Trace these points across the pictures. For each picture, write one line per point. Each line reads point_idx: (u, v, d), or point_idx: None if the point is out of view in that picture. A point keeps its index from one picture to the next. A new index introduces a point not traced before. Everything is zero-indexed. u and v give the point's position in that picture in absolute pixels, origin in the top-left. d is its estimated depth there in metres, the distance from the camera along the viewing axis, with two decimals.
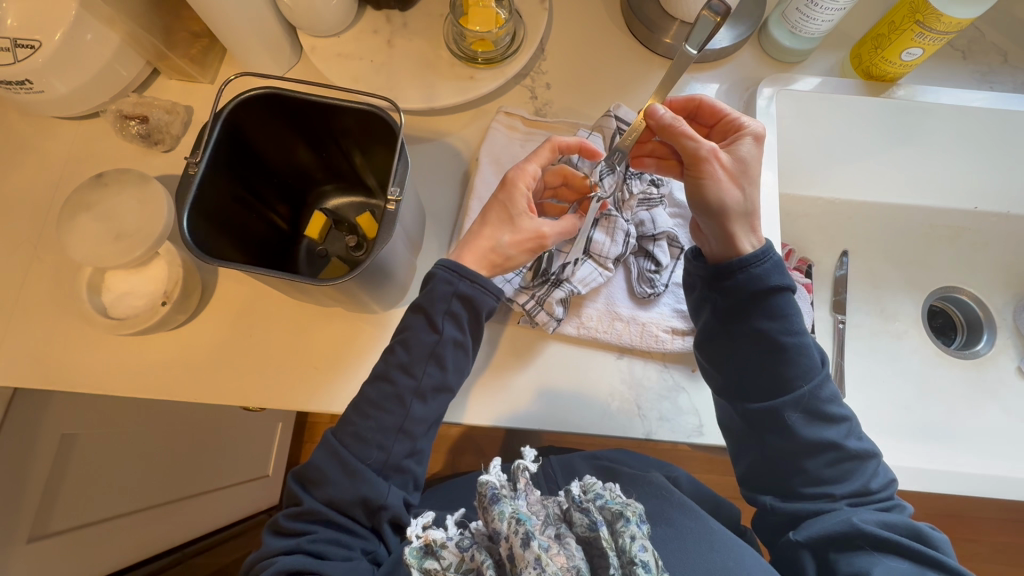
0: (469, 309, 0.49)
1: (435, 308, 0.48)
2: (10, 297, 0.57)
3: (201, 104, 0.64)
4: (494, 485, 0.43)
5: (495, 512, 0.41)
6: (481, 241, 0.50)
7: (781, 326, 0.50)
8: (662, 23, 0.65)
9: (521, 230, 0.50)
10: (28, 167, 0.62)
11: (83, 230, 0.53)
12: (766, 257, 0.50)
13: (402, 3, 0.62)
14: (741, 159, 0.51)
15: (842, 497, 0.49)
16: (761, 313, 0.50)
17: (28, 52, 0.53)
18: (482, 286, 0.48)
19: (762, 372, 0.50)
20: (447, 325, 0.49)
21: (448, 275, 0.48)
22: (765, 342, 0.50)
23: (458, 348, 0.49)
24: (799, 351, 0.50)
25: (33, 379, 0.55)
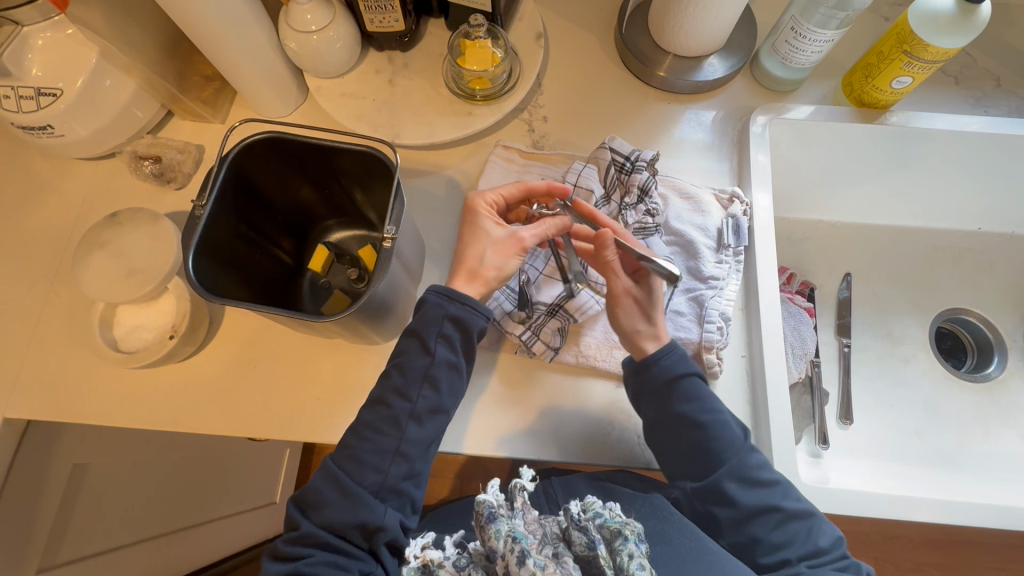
0: (461, 330, 0.50)
1: (427, 331, 0.49)
2: (28, 330, 0.59)
3: (211, 143, 0.67)
4: (491, 504, 0.43)
5: (492, 530, 0.42)
6: (468, 266, 0.51)
7: (700, 409, 0.51)
8: (655, 57, 0.67)
9: (499, 241, 0.52)
10: (48, 207, 0.65)
11: (96, 266, 0.55)
12: (673, 349, 0.53)
13: (403, 44, 0.65)
14: (651, 294, 0.53)
15: (798, 558, 0.48)
16: (678, 399, 0.52)
17: (52, 100, 0.57)
18: (472, 307, 0.49)
19: (690, 457, 0.51)
20: (438, 346, 0.50)
21: (436, 297, 0.50)
22: (686, 426, 0.51)
23: (452, 369, 0.50)
24: (719, 431, 0.51)
25: (47, 412, 0.57)
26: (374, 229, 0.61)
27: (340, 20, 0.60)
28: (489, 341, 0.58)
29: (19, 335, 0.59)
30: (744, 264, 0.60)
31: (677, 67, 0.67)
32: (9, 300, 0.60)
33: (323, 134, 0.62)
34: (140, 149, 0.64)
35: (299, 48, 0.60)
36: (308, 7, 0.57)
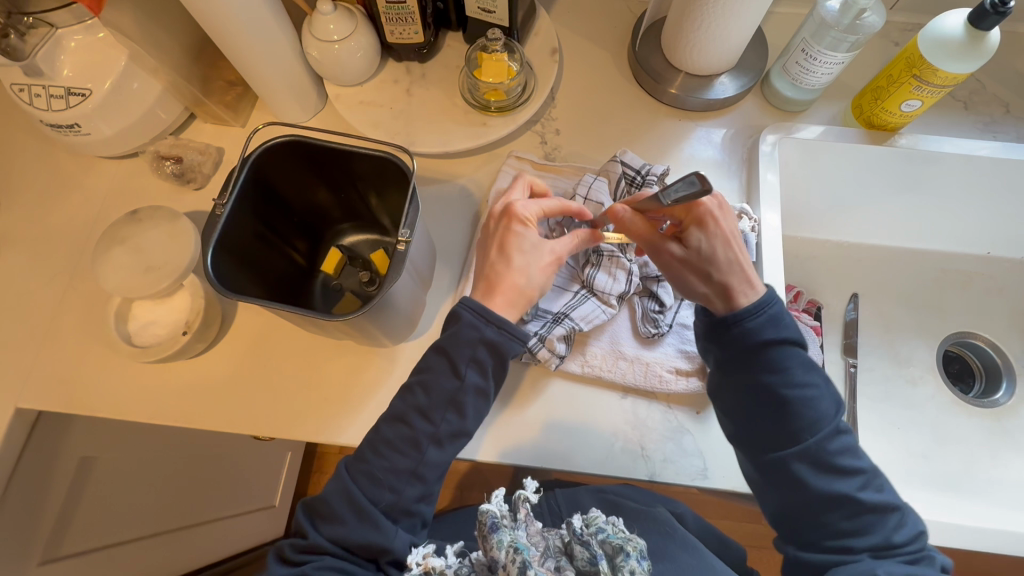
0: (494, 356, 0.49)
1: (459, 354, 0.49)
2: (45, 322, 0.61)
3: (231, 146, 0.68)
4: (494, 514, 0.43)
5: (494, 540, 0.41)
6: (513, 282, 0.50)
7: (787, 377, 0.49)
8: (667, 74, 0.69)
9: (541, 255, 0.52)
10: (70, 203, 0.66)
11: (114, 261, 0.56)
12: (764, 311, 0.50)
13: (421, 55, 0.67)
14: (699, 250, 0.50)
15: (864, 549, 0.46)
16: (763, 365, 0.49)
17: (80, 99, 0.59)
18: (510, 331, 0.48)
19: (766, 426, 0.49)
20: (468, 373, 0.49)
21: (474, 317, 0.49)
22: (768, 394, 0.49)
23: (480, 395, 0.50)
24: (805, 404, 0.48)
25: (59, 403, 0.58)
26: (387, 233, 0.62)
27: (361, 30, 0.61)
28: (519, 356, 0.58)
29: (36, 327, 0.61)
30: None
31: (688, 85, 0.68)
32: (30, 294, 0.62)
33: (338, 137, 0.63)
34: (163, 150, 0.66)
35: (321, 57, 0.62)
36: (331, 17, 0.59)
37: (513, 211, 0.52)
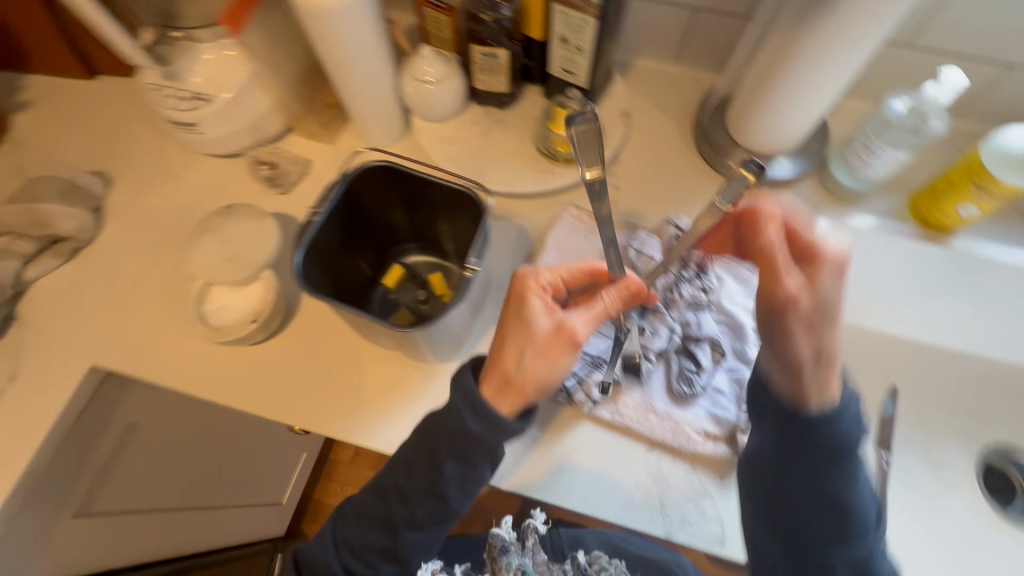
0: (473, 454, 0.49)
1: (441, 446, 0.50)
2: (128, 292, 0.67)
3: (318, 160, 0.75)
4: (502, 539, 0.59)
5: (502, 561, 0.59)
6: (528, 381, 0.48)
7: (835, 451, 0.52)
8: (728, 148, 0.73)
9: (547, 338, 0.48)
10: (170, 190, 0.74)
11: (205, 248, 0.62)
12: (842, 409, 0.51)
13: (501, 102, 0.72)
14: (769, 332, 0.51)
15: None
16: (812, 416, 0.52)
17: (200, 104, 0.67)
18: (496, 425, 0.48)
19: (797, 487, 0.54)
20: (449, 464, 0.50)
21: (465, 400, 0.49)
22: (797, 437, 0.53)
23: (462, 483, 0.51)
24: (843, 482, 0.52)
25: (128, 367, 0.63)
26: (450, 255, 0.67)
27: (454, 76, 0.68)
28: (540, 389, 0.60)
29: (121, 295, 0.67)
30: None
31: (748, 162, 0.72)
32: (121, 265, 0.69)
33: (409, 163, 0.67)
34: (261, 155, 0.74)
35: (415, 93, 0.69)
36: (429, 62, 0.66)
37: (524, 285, 0.51)
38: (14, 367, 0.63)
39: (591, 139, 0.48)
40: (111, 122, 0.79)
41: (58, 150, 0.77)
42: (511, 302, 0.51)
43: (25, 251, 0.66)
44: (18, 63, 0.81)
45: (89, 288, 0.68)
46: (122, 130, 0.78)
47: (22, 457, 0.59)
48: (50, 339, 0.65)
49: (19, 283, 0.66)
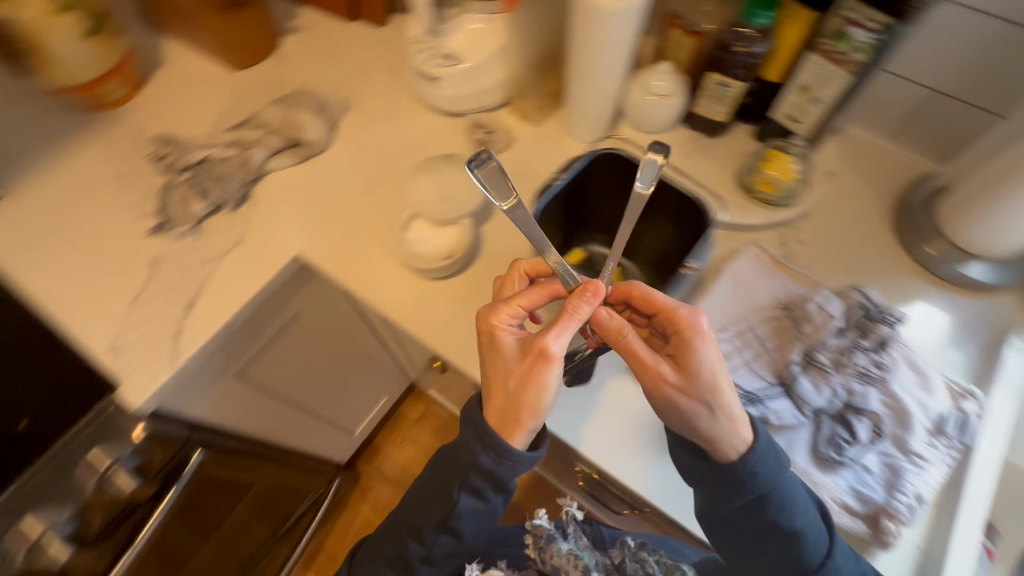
0: (490, 480, 0.55)
1: (453, 480, 0.57)
2: (342, 204, 0.77)
3: (524, 137, 0.82)
4: (546, 528, 0.68)
5: (553, 547, 0.67)
6: (520, 410, 0.52)
7: (708, 482, 0.55)
8: (932, 235, 0.71)
9: (521, 370, 0.52)
10: (393, 128, 0.84)
11: (423, 185, 0.70)
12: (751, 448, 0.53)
13: (713, 130, 0.75)
14: (682, 372, 0.54)
15: None
16: (706, 445, 0.54)
17: (450, 64, 0.76)
18: (506, 461, 0.53)
19: (738, 529, 0.56)
20: (464, 498, 0.57)
21: (475, 435, 0.54)
22: (725, 470, 0.54)
23: (479, 510, 0.58)
24: (776, 515, 0.54)
25: (328, 265, 0.73)
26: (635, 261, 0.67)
27: (680, 94, 0.72)
28: None
29: (336, 204, 0.77)
30: (955, 461, 0.58)
31: (950, 254, 0.70)
32: (340, 180, 0.79)
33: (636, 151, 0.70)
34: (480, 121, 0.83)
35: (638, 102, 0.73)
36: (662, 77, 0.71)
37: (489, 328, 0.55)
38: (241, 236, 0.74)
39: (657, 170, 0.51)
40: (358, 60, 0.91)
41: (313, 71, 0.89)
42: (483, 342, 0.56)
43: (274, 145, 0.78)
44: None
45: (310, 190, 0.78)
46: (365, 69, 0.90)
47: (228, 309, 0.69)
48: (271, 222, 0.75)
49: (262, 169, 0.78)
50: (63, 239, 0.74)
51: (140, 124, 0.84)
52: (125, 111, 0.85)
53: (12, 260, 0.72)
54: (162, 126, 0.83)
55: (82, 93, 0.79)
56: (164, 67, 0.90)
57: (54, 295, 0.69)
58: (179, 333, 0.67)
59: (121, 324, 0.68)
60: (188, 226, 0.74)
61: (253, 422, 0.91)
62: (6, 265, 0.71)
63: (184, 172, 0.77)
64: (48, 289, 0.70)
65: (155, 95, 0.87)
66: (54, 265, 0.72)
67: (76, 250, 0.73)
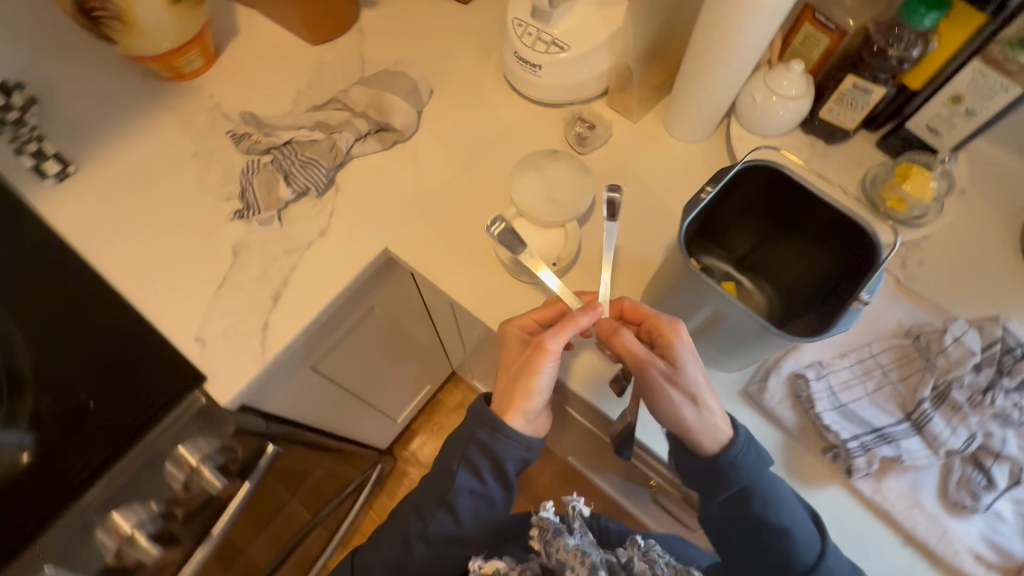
0: (489, 457, 0.60)
1: (457, 453, 0.62)
2: (431, 196, 0.73)
3: (622, 133, 0.77)
4: (552, 521, 0.57)
5: (559, 542, 0.55)
6: (515, 392, 0.57)
7: (698, 475, 0.55)
8: None
9: (519, 371, 0.57)
10: (481, 116, 0.79)
11: (527, 181, 0.66)
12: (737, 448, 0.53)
13: (832, 137, 0.69)
14: (676, 372, 0.52)
15: None
16: (703, 445, 0.53)
17: (557, 51, 0.71)
18: (503, 436, 0.59)
19: (736, 530, 0.56)
20: (463, 474, 0.61)
21: (478, 419, 0.60)
22: (717, 466, 0.53)
23: (476, 489, 0.62)
24: (760, 509, 0.54)
25: (419, 261, 0.69)
26: (773, 287, 0.58)
27: (806, 98, 0.66)
28: (804, 437, 0.59)
29: (424, 195, 0.73)
30: None
31: None
32: (428, 169, 0.75)
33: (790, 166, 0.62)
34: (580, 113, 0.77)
35: (760, 104, 0.67)
36: (790, 76, 0.65)
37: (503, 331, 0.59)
38: (326, 225, 0.71)
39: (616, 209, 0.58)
40: (442, 39, 0.85)
41: (394, 48, 0.84)
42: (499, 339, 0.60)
43: (360, 129, 0.74)
44: None
45: (396, 179, 0.74)
46: (450, 48, 0.84)
47: (316, 303, 0.66)
48: (358, 212, 0.72)
49: (348, 154, 0.73)
50: (142, 219, 0.71)
51: (217, 98, 0.80)
52: (200, 83, 0.81)
53: (92, 239, 0.69)
54: (239, 102, 0.79)
55: (161, 64, 0.76)
56: (239, 37, 0.85)
57: (137, 279, 0.67)
58: (267, 326, 0.65)
59: (206, 312, 0.65)
60: (273, 212, 0.70)
61: (317, 416, 0.89)
62: (86, 244, 0.69)
63: (266, 153, 0.73)
64: (129, 272, 0.67)
65: (230, 68, 0.82)
66: (133, 247, 0.69)
67: (156, 232, 0.70)
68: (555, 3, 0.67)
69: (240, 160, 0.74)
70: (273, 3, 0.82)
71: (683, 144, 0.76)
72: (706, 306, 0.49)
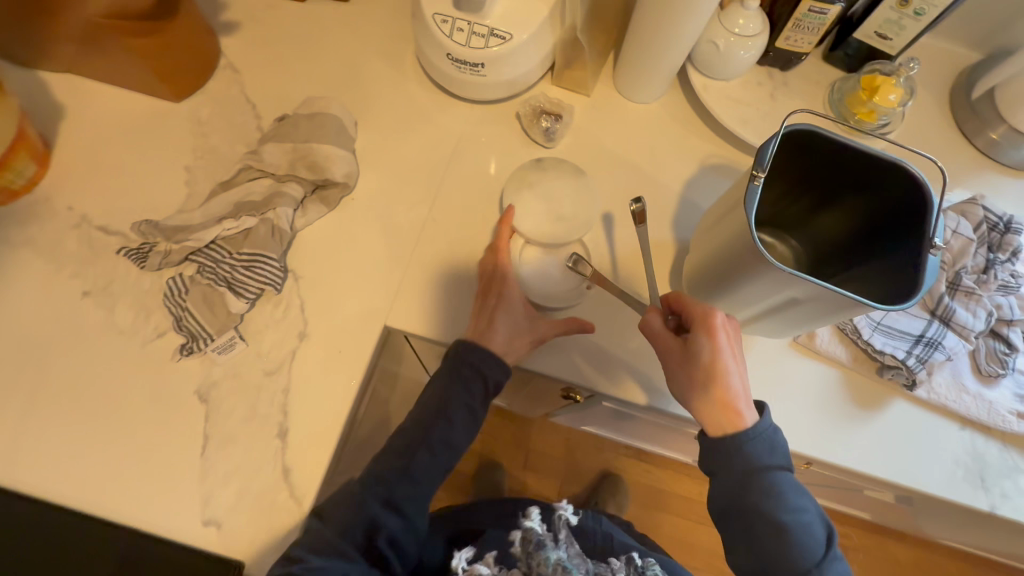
0: (477, 378, 0.54)
1: (454, 379, 0.55)
2: (410, 247, 0.62)
3: (582, 112, 0.70)
4: (537, 532, 0.50)
5: (541, 556, 0.49)
6: (494, 314, 0.54)
7: (713, 459, 0.49)
8: (993, 120, 0.72)
9: (522, 325, 0.55)
10: (426, 135, 0.67)
11: (527, 201, 0.62)
12: (755, 433, 0.48)
13: (788, 64, 0.69)
14: (697, 353, 0.49)
15: None
16: (715, 431, 0.49)
17: (498, 42, 0.61)
18: (495, 358, 0.54)
19: (735, 527, 0.49)
20: (456, 389, 0.54)
21: (464, 346, 0.55)
22: (725, 446, 0.48)
23: (468, 416, 0.55)
24: (766, 498, 0.47)
25: (424, 329, 0.58)
26: (798, 237, 0.58)
27: (765, 32, 0.63)
28: (857, 363, 0.61)
29: (400, 249, 0.62)
30: None
31: (1013, 137, 0.71)
32: (392, 217, 0.63)
33: (821, 119, 0.66)
34: (542, 106, 0.68)
35: (722, 49, 0.63)
36: (746, 13, 0.61)
37: (501, 280, 0.56)
38: (303, 324, 0.58)
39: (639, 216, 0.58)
40: (339, 53, 0.70)
41: (288, 81, 0.68)
42: (488, 285, 0.56)
43: (297, 195, 0.60)
44: None
45: (361, 240, 0.62)
46: (356, 63, 0.70)
47: (330, 421, 0.55)
48: (333, 295, 0.59)
49: (292, 231, 0.60)
50: (55, 402, 0.53)
51: (80, 210, 0.60)
52: (47, 197, 0.60)
53: None
54: (115, 206, 0.61)
55: None
56: (70, 119, 0.64)
57: (90, 480, 0.51)
58: (287, 470, 0.53)
59: (202, 486, 0.52)
60: (230, 332, 0.56)
61: None
62: None
63: (187, 262, 0.58)
64: (75, 476, 0.51)
65: (79, 163, 0.62)
66: (59, 443, 0.52)
67: (84, 411, 0.53)
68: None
69: (155, 282, 0.58)
70: (102, 64, 0.62)
71: (646, 106, 0.72)
72: (782, 293, 0.47)
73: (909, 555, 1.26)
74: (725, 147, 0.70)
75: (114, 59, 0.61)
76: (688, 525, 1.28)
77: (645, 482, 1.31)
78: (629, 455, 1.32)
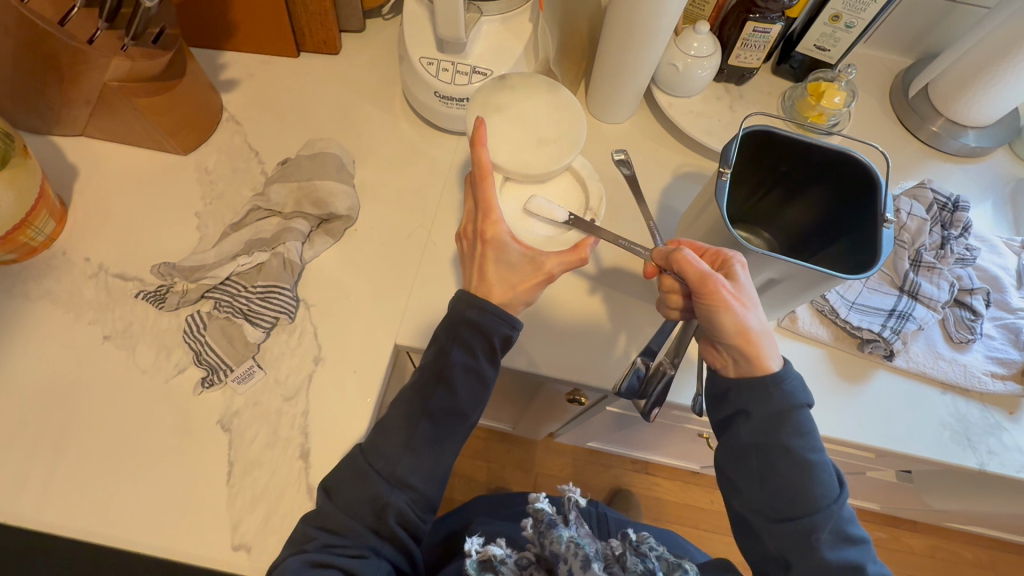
0: (482, 334, 0.51)
1: (448, 339, 0.51)
2: (413, 269, 0.66)
3: None
4: (549, 512, 0.49)
5: (554, 535, 0.47)
6: (487, 261, 0.52)
7: (736, 400, 0.49)
8: (931, 114, 0.80)
9: (519, 270, 0.52)
10: (419, 166, 0.73)
11: (504, 128, 0.59)
12: (783, 380, 0.47)
13: (741, 79, 0.76)
14: (740, 284, 0.48)
15: (825, 552, 0.44)
16: (745, 371, 0.48)
17: (482, 78, 0.67)
18: (493, 313, 0.51)
19: (751, 464, 0.47)
20: (456, 350, 0.51)
21: (462, 302, 0.52)
22: (748, 387, 0.48)
23: (471, 372, 0.51)
24: (790, 437, 0.46)
25: None
26: (770, 230, 0.63)
27: (717, 53, 0.70)
28: (839, 341, 0.66)
29: (404, 271, 0.66)
30: None
31: (950, 128, 0.79)
32: (393, 242, 0.67)
33: (780, 124, 0.74)
34: None
35: (681, 70, 0.70)
36: (699, 37, 0.69)
37: (492, 222, 0.51)
38: (317, 348, 0.61)
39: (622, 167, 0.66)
40: (334, 101, 0.76)
41: (289, 130, 0.74)
42: (478, 230, 0.52)
43: (305, 229, 0.64)
44: (220, 38, 0.76)
45: (367, 266, 0.66)
46: (349, 109, 0.76)
47: (349, 437, 0.57)
48: (345, 320, 0.63)
49: (302, 263, 0.64)
50: (81, 444, 0.55)
51: (97, 259, 0.64)
52: (64, 250, 0.64)
53: (27, 500, 0.52)
54: (130, 254, 0.64)
55: (5, 246, 0.58)
56: (84, 178, 0.68)
57: (118, 516, 0.52)
58: (311, 488, 0.55)
59: (230, 509, 0.53)
60: (249, 361, 0.59)
61: None
62: (21, 510, 0.52)
63: (204, 299, 0.61)
64: (105, 514, 0.52)
65: (93, 217, 0.66)
66: (87, 483, 0.53)
67: (111, 451, 0.55)
68: (467, 33, 0.64)
69: (173, 320, 0.61)
70: (113, 123, 0.66)
71: (620, 126, 0.78)
72: (762, 275, 0.51)
73: (924, 544, 1.27)
74: (695, 157, 0.76)
75: (125, 118, 0.65)
76: (705, 535, 1.28)
77: (656, 496, 1.31)
78: (636, 470, 1.33)
